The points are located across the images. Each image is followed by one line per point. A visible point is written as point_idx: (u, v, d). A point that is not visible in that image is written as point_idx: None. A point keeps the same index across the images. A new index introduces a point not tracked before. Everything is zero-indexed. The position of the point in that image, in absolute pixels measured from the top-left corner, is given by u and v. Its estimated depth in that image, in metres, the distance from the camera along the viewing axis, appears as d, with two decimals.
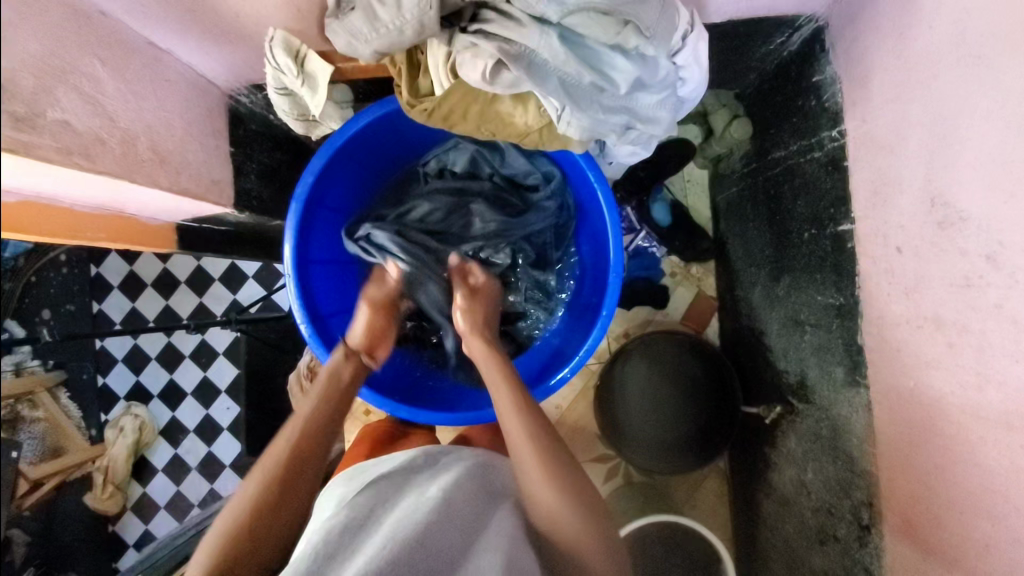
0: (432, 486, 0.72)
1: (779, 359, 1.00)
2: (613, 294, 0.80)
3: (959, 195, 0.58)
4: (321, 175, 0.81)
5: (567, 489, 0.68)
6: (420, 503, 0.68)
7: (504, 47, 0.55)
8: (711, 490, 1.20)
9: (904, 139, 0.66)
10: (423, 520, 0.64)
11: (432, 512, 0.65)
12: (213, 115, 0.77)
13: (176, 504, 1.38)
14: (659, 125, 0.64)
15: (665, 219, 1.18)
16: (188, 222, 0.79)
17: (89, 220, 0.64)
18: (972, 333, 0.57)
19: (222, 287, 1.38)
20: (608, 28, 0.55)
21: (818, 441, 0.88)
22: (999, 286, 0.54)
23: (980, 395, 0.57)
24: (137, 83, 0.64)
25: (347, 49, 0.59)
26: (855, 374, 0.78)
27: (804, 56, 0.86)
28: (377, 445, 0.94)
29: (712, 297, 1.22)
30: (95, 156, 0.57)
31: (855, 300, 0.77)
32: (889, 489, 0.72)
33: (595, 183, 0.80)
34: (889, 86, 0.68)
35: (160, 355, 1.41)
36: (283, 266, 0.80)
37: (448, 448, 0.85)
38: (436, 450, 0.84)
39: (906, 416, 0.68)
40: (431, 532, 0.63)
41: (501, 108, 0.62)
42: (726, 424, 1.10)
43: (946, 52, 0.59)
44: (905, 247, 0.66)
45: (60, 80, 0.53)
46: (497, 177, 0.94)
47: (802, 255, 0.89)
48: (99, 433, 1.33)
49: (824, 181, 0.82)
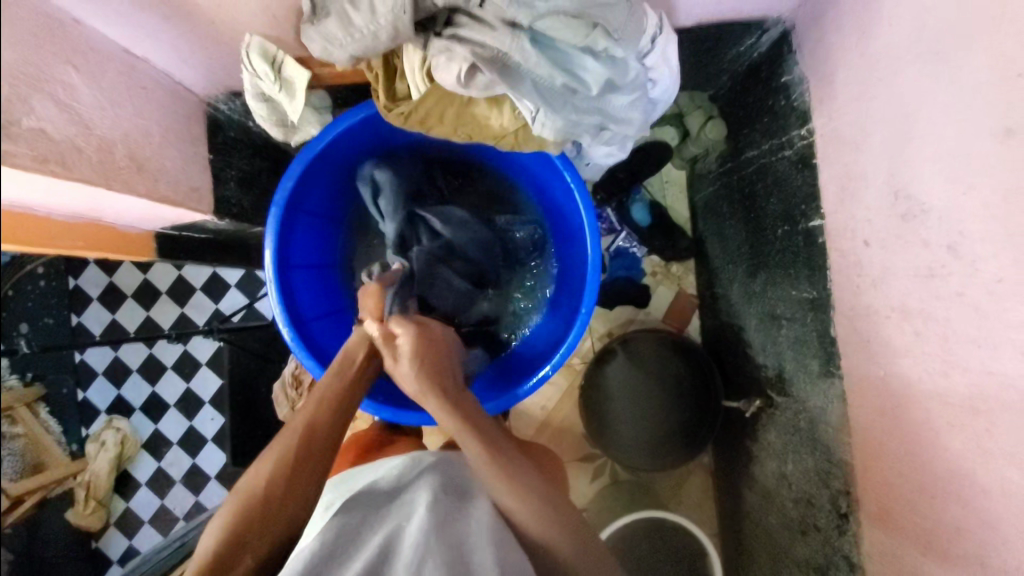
0: (425, 493, 0.71)
1: (757, 354, 1.02)
2: (592, 292, 0.82)
3: (920, 189, 0.60)
4: (300, 180, 0.81)
5: (510, 463, 0.67)
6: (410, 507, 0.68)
7: (478, 52, 0.56)
8: (696, 485, 1.21)
9: (868, 136, 0.68)
10: (418, 530, 0.63)
11: (427, 519, 0.65)
12: (190, 122, 0.77)
13: (160, 518, 1.36)
14: (631, 125, 0.67)
15: (644, 219, 1.20)
16: (165, 229, 0.78)
17: (63, 230, 0.63)
18: (936, 320, 0.59)
19: (203, 296, 1.37)
20: (578, 31, 0.56)
21: (796, 433, 0.89)
22: (959, 275, 0.56)
23: (946, 380, 0.59)
24: (113, 90, 0.64)
25: (323, 55, 0.60)
26: (829, 366, 0.80)
27: (773, 57, 0.88)
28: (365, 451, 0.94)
29: (692, 294, 1.24)
30: (72, 164, 0.56)
31: (827, 294, 0.79)
32: (865, 478, 0.74)
33: (572, 184, 0.82)
34: (853, 84, 0.70)
35: (141, 367, 1.38)
36: (264, 271, 0.80)
37: (441, 453, 0.85)
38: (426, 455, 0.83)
39: (877, 404, 0.70)
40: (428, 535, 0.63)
41: (477, 110, 0.64)
42: (707, 420, 1.11)
43: (906, 50, 0.61)
44: (872, 241, 0.68)
45: (35, 88, 0.53)
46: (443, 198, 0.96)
47: (776, 251, 0.91)
48: (79, 448, 1.31)
49: (795, 179, 0.85)
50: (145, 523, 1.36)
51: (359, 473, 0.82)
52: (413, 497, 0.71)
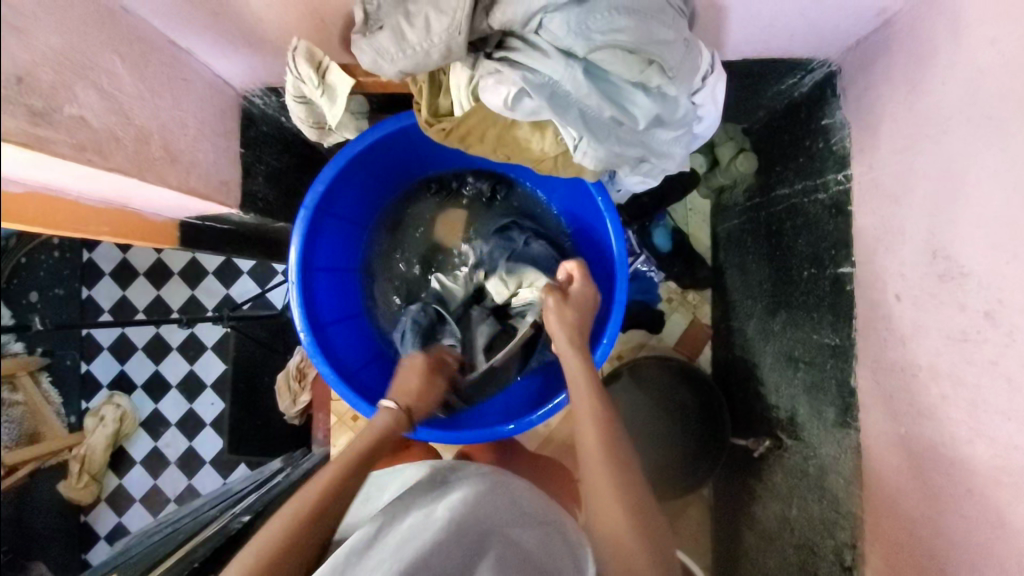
0: (440, 507, 0.69)
1: (770, 393, 1.01)
2: (617, 323, 0.81)
3: (960, 251, 0.59)
4: (331, 184, 0.81)
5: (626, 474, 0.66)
6: (430, 520, 0.67)
7: (528, 77, 0.56)
8: (693, 517, 1.19)
9: (909, 191, 0.67)
10: (426, 541, 0.62)
11: (442, 527, 0.64)
12: (226, 116, 0.77)
13: (153, 497, 1.36)
14: (672, 160, 0.66)
15: (665, 244, 1.17)
16: (191, 219, 0.78)
17: (94, 215, 0.62)
18: (966, 386, 0.58)
19: (215, 282, 1.36)
20: (633, 66, 0.55)
21: (804, 478, 0.88)
22: (995, 343, 0.54)
23: (970, 447, 0.57)
24: (154, 80, 0.64)
25: (372, 67, 0.59)
26: (846, 416, 0.79)
27: (815, 99, 0.87)
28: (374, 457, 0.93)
29: (707, 325, 1.23)
30: (108, 152, 0.56)
31: (850, 343, 0.78)
32: (874, 533, 0.73)
33: (604, 210, 0.81)
34: (898, 136, 0.69)
35: (147, 346, 1.39)
36: (287, 270, 0.80)
37: (459, 462, 0.83)
38: (448, 465, 0.81)
39: (894, 461, 0.69)
40: (441, 547, 0.61)
41: (519, 133, 0.64)
42: (712, 455, 1.09)
43: (958, 109, 0.60)
44: (903, 296, 0.67)
45: (79, 76, 0.53)
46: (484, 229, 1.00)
47: (799, 292, 0.90)
48: (75, 420, 1.25)
49: (826, 224, 0.84)
50: (135, 502, 1.36)
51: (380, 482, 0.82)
52: (426, 509, 0.70)
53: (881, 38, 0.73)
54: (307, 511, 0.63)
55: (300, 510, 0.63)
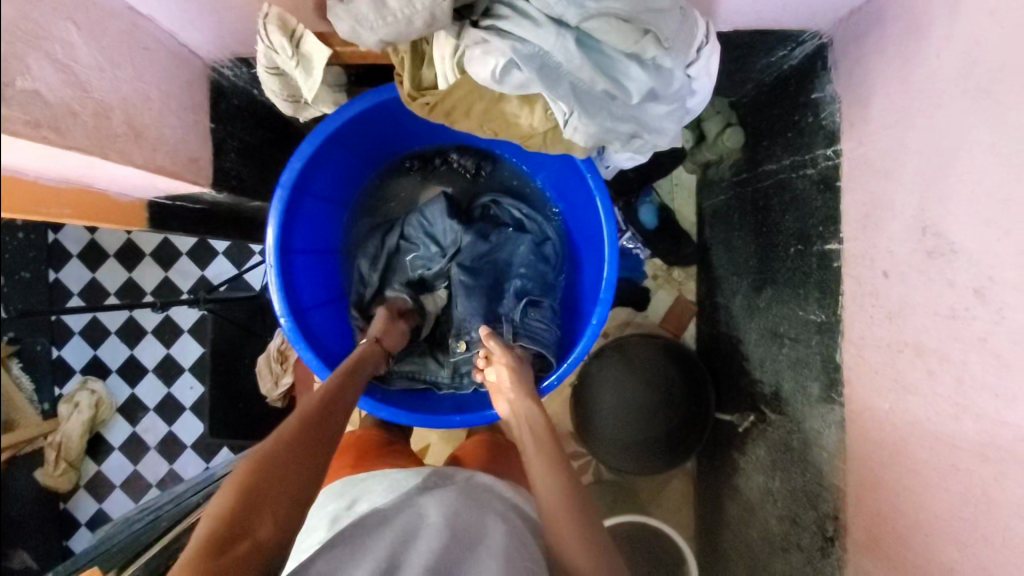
0: (432, 510, 0.70)
1: (754, 368, 1.02)
2: (606, 302, 0.80)
3: (951, 227, 0.59)
4: (309, 161, 0.77)
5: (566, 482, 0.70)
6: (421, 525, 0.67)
7: (518, 49, 0.54)
8: (677, 490, 1.22)
9: (900, 166, 0.66)
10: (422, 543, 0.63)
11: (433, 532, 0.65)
12: (192, 88, 0.72)
13: (132, 483, 1.32)
14: (664, 135, 0.64)
15: (651, 221, 1.16)
16: (161, 199, 0.73)
17: (51, 194, 0.57)
18: (953, 363, 0.59)
19: (189, 262, 1.30)
20: (628, 36, 0.53)
21: (788, 451, 0.90)
22: (983, 320, 0.55)
23: (956, 423, 0.58)
24: (113, 49, 0.59)
25: (351, 36, 0.55)
26: (831, 392, 0.80)
27: (804, 72, 0.86)
28: (360, 457, 0.91)
29: (691, 301, 1.23)
30: (65, 129, 0.52)
31: (837, 319, 0.78)
32: (857, 504, 0.75)
33: (593, 186, 0.79)
34: (889, 112, 0.69)
35: (120, 330, 1.32)
36: (265, 252, 0.77)
37: (447, 471, 0.83)
38: (446, 470, 0.83)
39: (878, 436, 0.70)
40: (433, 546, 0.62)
41: (507, 108, 0.61)
42: (698, 430, 1.11)
43: (952, 83, 0.59)
44: (892, 272, 0.68)
45: (30, 45, 0.49)
46: (556, 242, 0.97)
47: (786, 269, 0.90)
48: (52, 408, 1.30)
49: (814, 199, 0.83)
50: (115, 488, 1.33)
51: (359, 484, 0.81)
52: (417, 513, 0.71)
53: (873, 10, 0.72)
54: (270, 449, 0.63)
55: (269, 447, 0.63)
